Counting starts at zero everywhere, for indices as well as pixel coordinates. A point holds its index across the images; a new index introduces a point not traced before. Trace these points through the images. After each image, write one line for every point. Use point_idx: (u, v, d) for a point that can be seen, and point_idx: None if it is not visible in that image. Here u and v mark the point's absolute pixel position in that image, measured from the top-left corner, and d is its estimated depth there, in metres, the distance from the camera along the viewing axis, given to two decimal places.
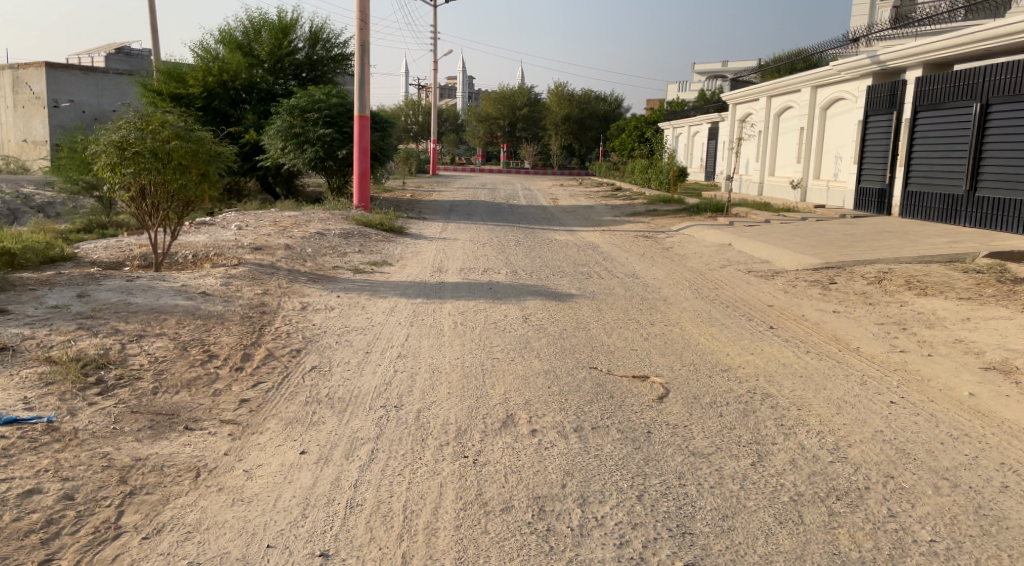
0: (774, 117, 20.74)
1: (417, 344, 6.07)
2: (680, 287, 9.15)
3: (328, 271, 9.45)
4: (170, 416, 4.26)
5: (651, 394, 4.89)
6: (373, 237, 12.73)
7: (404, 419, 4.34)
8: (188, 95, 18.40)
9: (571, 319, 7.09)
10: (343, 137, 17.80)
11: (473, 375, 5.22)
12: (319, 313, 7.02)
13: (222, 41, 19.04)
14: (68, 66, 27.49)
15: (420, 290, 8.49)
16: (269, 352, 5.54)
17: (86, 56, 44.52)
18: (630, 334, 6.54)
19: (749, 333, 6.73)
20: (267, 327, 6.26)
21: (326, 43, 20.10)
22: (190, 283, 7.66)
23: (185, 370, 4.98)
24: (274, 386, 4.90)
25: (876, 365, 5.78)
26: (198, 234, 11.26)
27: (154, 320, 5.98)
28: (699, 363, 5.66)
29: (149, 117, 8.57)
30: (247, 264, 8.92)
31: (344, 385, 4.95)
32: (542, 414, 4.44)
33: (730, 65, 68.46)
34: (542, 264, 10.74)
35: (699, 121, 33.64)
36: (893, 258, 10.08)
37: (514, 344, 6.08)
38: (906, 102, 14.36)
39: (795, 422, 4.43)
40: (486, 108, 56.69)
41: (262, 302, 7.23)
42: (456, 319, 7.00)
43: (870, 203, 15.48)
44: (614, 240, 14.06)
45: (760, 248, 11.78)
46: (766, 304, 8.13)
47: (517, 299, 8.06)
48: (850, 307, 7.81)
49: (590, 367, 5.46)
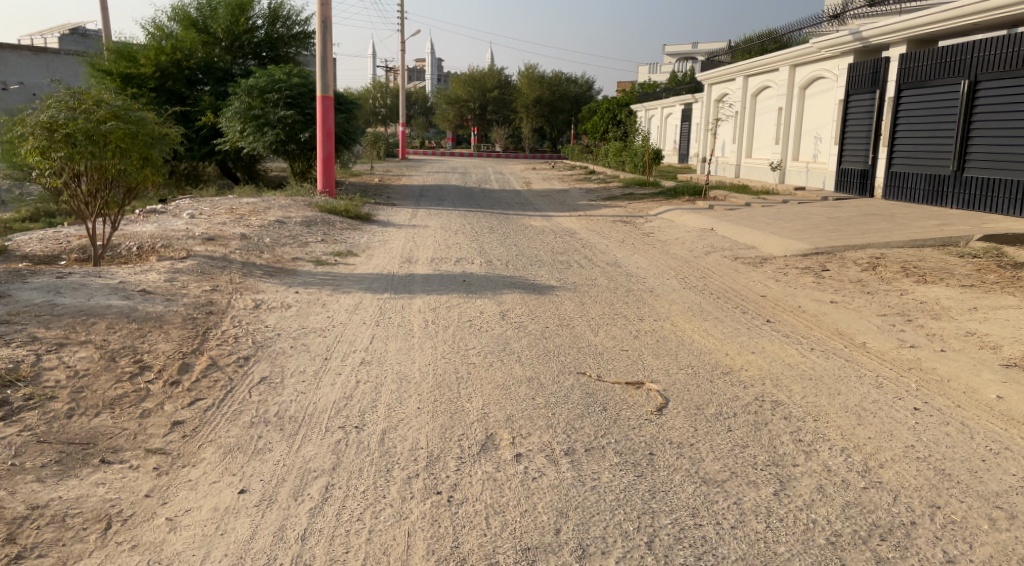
0: (751, 98, 20.31)
1: (383, 348, 5.41)
2: (665, 277, 8.59)
3: (287, 263, 8.73)
4: (85, 445, 3.57)
5: (650, 405, 4.31)
6: (338, 225, 11.97)
7: (365, 444, 3.71)
8: (140, 74, 17.36)
9: (552, 316, 6.49)
10: (306, 119, 16.94)
11: (446, 386, 4.59)
12: (273, 312, 6.31)
13: (175, 17, 17.93)
14: (16, 46, 25.93)
15: (387, 284, 7.81)
16: (212, 362, 4.84)
17: (38, 37, 42.53)
18: (618, 333, 5.96)
19: (746, 328, 6.20)
20: (212, 330, 5.56)
21: (286, 21, 19.04)
22: (130, 279, 6.89)
23: (109, 387, 4.26)
24: (215, 403, 4.21)
25: (888, 363, 5.25)
26: (145, 223, 10.41)
27: (79, 325, 5.22)
28: (698, 365, 5.10)
29: (81, 94, 7.79)
30: (197, 257, 8.17)
31: (297, 401, 4.29)
32: (526, 434, 3.84)
33: (702, 46, 68.15)
34: (518, 252, 10.13)
35: (671, 103, 33.17)
36: (885, 243, 9.64)
37: (492, 346, 5.46)
38: (889, 80, 13.95)
39: (815, 438, 3.87)
40: (455, 90, 55.63)
41: (210, 300, 6.51)
42: (426, 317, 6.36)
43: (852, 184, 15.09)
44: (591, 226, 13.50)
45: (745, 234, 11.29)
46: (759, 295, 7.61)
47: (493, 293, 7.43)
48: (848, 297, 7.32)
49: (578, 373, 4.86)
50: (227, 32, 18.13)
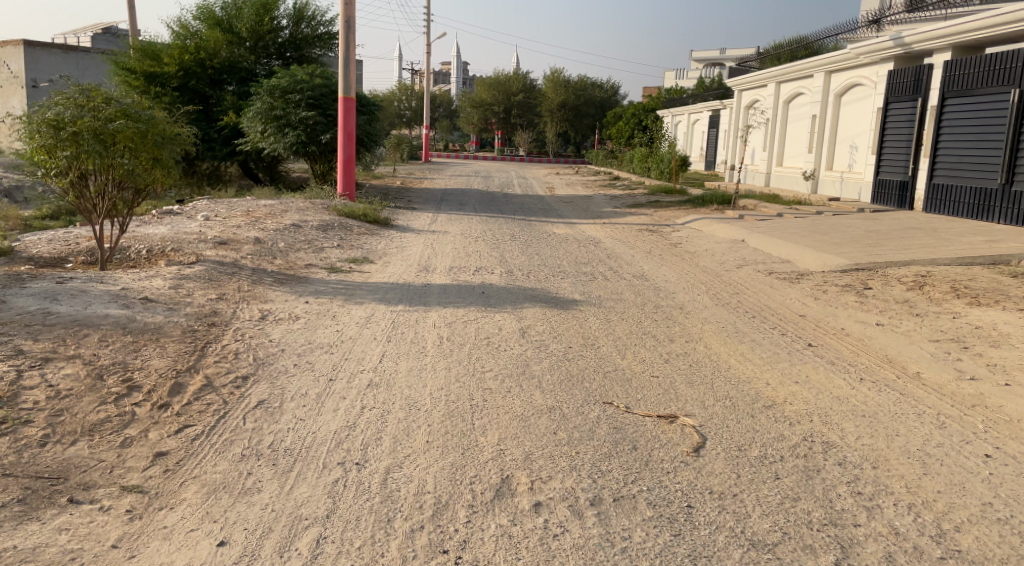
0: (783, 105, 19.72)
1: (393, 368, 5.00)
2: (696, 292, 8.11)
3: (299, 270, 8.38)
4: (54, 481, 3.23)
5: (685, 444, 3.85)
6: (355, 230, 11.63)
7: (366, 485, 3.31)
8: (163, 74, 17.25)
9: (576, 334, 6.06)
10: (328, 120, 16.63)
11: (458, 415, 4.17)
12: (280, 325, 5.95)
13: (200, 16, 17.75)
14: (47, 45, 26.07)
15: (402, 294, 7.42)
16: (207, 382, 4.46)
17: (72, 38, 42.98)
18: (646, 355, 5.51)
19: (786, 353, 5.71)
20: (212, 345, 5.20)
21: (311, 21, 18.74)
22: (133, 286, 6.57)
23: (90, 411, 3.90)
24: (204, 431, 3.83)
25: (950, 398, 4.73)
26: (159, 225, 10.14)
27: (70, 337, 4.88)
28: (736, 395, 4.63)
29: (91, 91, 7.54)
30: (206, 262, 7.84)
31: (294, 430, 3.89)
32: (547, 478, 3.42)
33: (729, 52, 67.43)
34: (540, 262, 9.70)
35: (699, 109, 32.60)
36: (930, 260, 9.07)
37: (511, 369, 5.04)
38: (933, 87, 13.32)
39: (876, 490, 3.40)
40: (480, 94, 55.49)
41: (214, 311, 6.15)
42: (441, 333, 5.95)
43: (889, 196, 14.47)
44: (616, 234, 13.03)
45: (779, 246, 10.75)
46: (798, 315, 7.11)
47: (513, 306, 7.01)
48: (896, 319, 6.78)
49: (604, 403, 4.41)
50: (251, 32, 17.90)
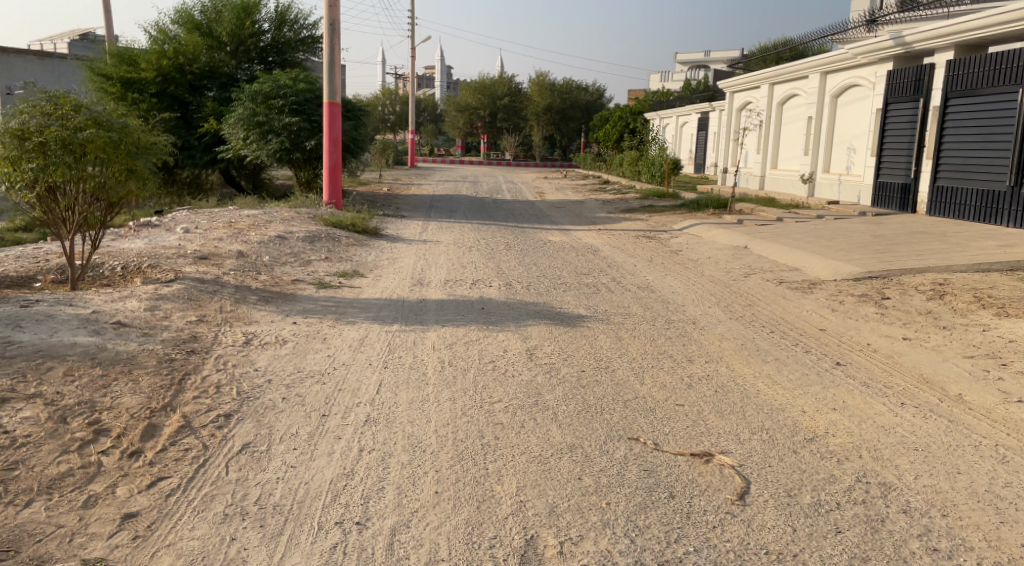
0: (777, 107, 19.45)
1: (392, 400, 4.54)
2: (707, 304, 7.70)
3: (286, 286, 7.88)
4: (1, 556, 2.73)
5: (729, 491, 3.42)
6: (343, 241, 11.13)
7: (369, 553, 2.86)
8: (141, 79, 16.67)
9: (587, 355, 5.62)
10: (312, 126, 16.13)
11: (469, 458, 3.72)
12: (266, 351, 5.46)
13: (179, 20, 17.20)
14: (22, 51, 25.26)
15: (397, 312, 6.95)
16: (185, 423, 3.97)
17: (48, 43, 42.13)
18: (666, 380, 5.07)
19: (815, 374, 5.30)
20: (191, 376, 4.70)
21: (294, 25, 18.22)
22: (105, 308, 6.05)
23: (50, 462, 3.40)
24: (181, 484, 3.34)
25: (1002, 425, 4.34)
26: (135, 239, 9.58)
27: (31, 371, 4.36)
28: (772, 427, 4.20)
29: (58, 98, 7.04)
30: (185, 280, 7.32)
31: (285, 481, 3.42)
32: (579, 538, 2.98)
33: (714, 55, 67.56)
34: (539, 273, 9.27)
35: (687, 111, 32.35)
36: (946, 267, 8.73)
37: (522, 399, 4.59)
38: (935, 88, 13.04)
39: (953, 546, 2.99)
40: (465, 98, 55.10)
41: (194, 335, 5.66)
42: (442, 356, 5.49)
43: (890, 199, 14.16)
44: (614, 242, 12.63)
45: (785, 253, 10.40)
46: (818, 328, 6.72)
47: (516, 324, 6.56)
48: (923, 333, 6.40)
49: (630, 439, 3.97)
50: (232, 36, 17.34)
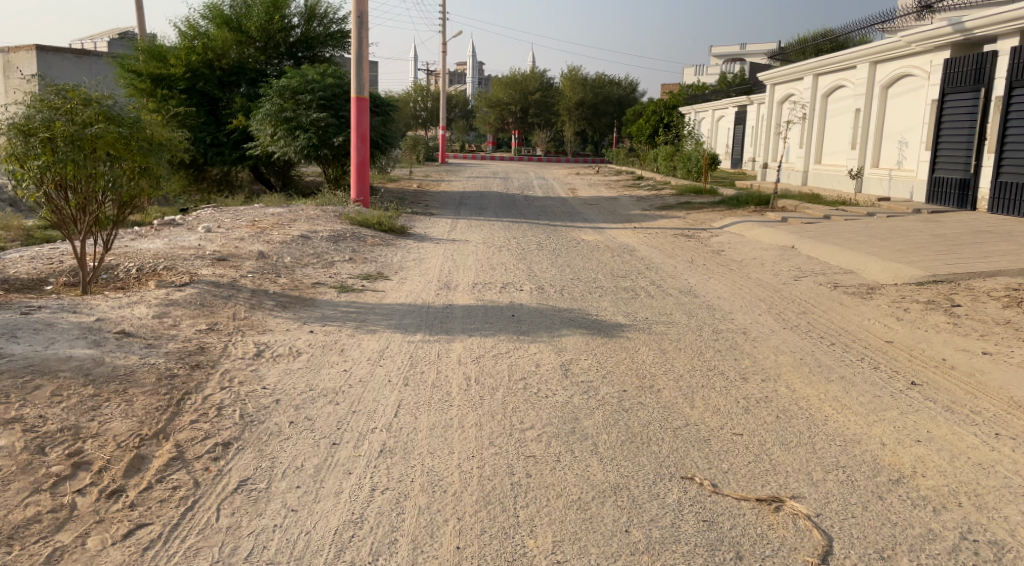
0: (822, 99, 18.58)
1: (411, 425, 4.04)
2: (757, 311, 7.08)
3: (306, 290, 7.45)
4: None
5: (809, 551, 2.88)
6: (369, 241, 10.69)
7: None
8: (170, 76, 16.45)
9: (628, 372, 5.05)
10: (340, 122, 15.74)
11: (497, 501, 3.22)
12: (277, 364, 5.00)
13: (208, 16, 16.92)
14: (60, 50, 25.40)
15: (420, 319, 6.45)
16: (177, 455, 3.54)
17: (88, 43, 42.54)
18: (718, 402, 4.49)
19: (890, 396, 4.68)
20: (191, 396, 4.26)
21: (323, 19, 17.84)
22: (110, 316, 5.65)
23: (16, 505, 2.98)
24: (162, 534, 2.91)
25: None
26: (154, 238, 9.24)
27: (15, 390, 3.95)
28: (849, 465, 3.61)
29: (67, 91, 6.59)
30: (199, 284, 6.91)
31: (282, 530, 2.96)
32: None
33: (749, 48, 65.97)
34: (573, 276, 8.71)
35: (724, 105, 31.38)
36: (1019, 271, 7.98)
37: (558, 426, 4.05)
38: (998, 76, 12.16)
39: None
40: (497, 93, 54.52)
41: (202, 347, 5.23)
42: (468, 372, 4.98)
43: (947, 195, 13.30)
44: (651, 241, 12.01)
45: (837, 254, 9.69)
46: (884, 340, 6.06)
47: (549, 334, 6.01)
48: (1005, 347, 5.70)
49: (684, 478, 3.44)
50: (261, 31, 17.01)
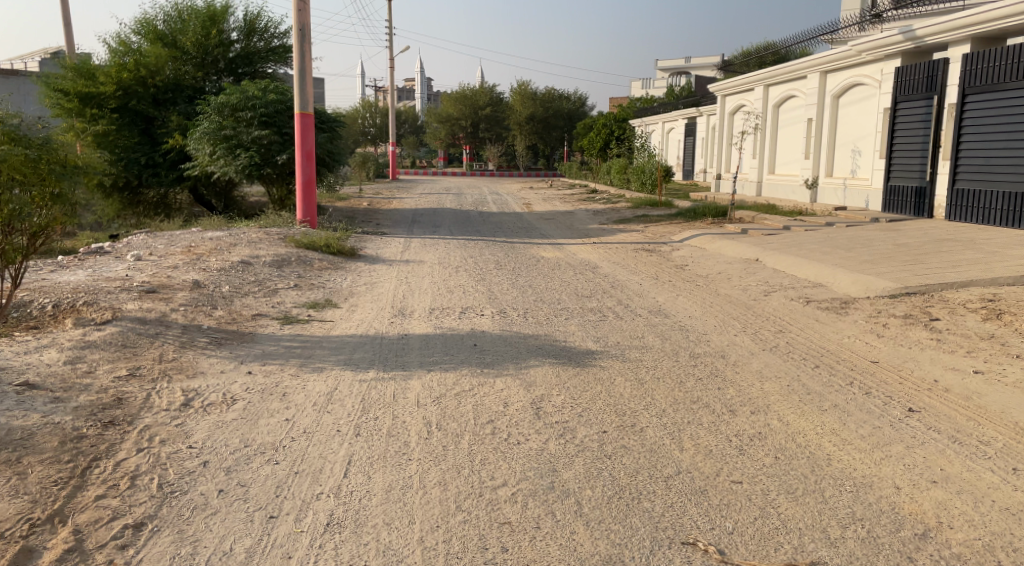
0: (773, 109, 18.61)
1: (365, 487, 3.47)
2: (732, 331, 6.69)
3: (245, 323, 6.78)
4: None
5: None
6: (316, 264, 10.03)
7: None
8: (100, 94, 15.49)
9: (607, 408, 4.57)
10: (284, 139, 15.02)
11: None
12: (208, 416, 4.36)
13: (141, 31, 16.05)
14: None
15: (373, 353, 5.87)
16: (76, 546, 2.92)
17: (18, 62, 40.66)
18: (710, 442, 4.03)
19: (893, 428, 4.28)
20: (100, 464, 3.60)
21: (264, 34, 17.16)
22: (13, 364, 4.91)
23: None
24: None
25: None
26: (76, 270, 8.41)
27: None
28: (867, 517, 3.18)
29: None
30: (123, 321, 6.19)
31: None
32: None
33: (694, 60, 67.11)
34: (536, 297, 8.23)
35: (674, 117, 31.54)
36: (991, 280, 7.80)
37: (535, 482, 3.52)
38: (950, 84, 12.18)
39: None
40: (446, 109, 53.95)
41: (120, 398, 4.54)
42: (428, 416, 4.42)
43: (903, 203, 13.30)
44: (612, 257, 11.61)
45: (804, 267, 9.43)
46: (869, 361, 5.71)
47: (515, 366, 5.48)
48: (995, 364, 5.40)
49: (685, 545, 2.96)
50: (198, 46, 16.21)
